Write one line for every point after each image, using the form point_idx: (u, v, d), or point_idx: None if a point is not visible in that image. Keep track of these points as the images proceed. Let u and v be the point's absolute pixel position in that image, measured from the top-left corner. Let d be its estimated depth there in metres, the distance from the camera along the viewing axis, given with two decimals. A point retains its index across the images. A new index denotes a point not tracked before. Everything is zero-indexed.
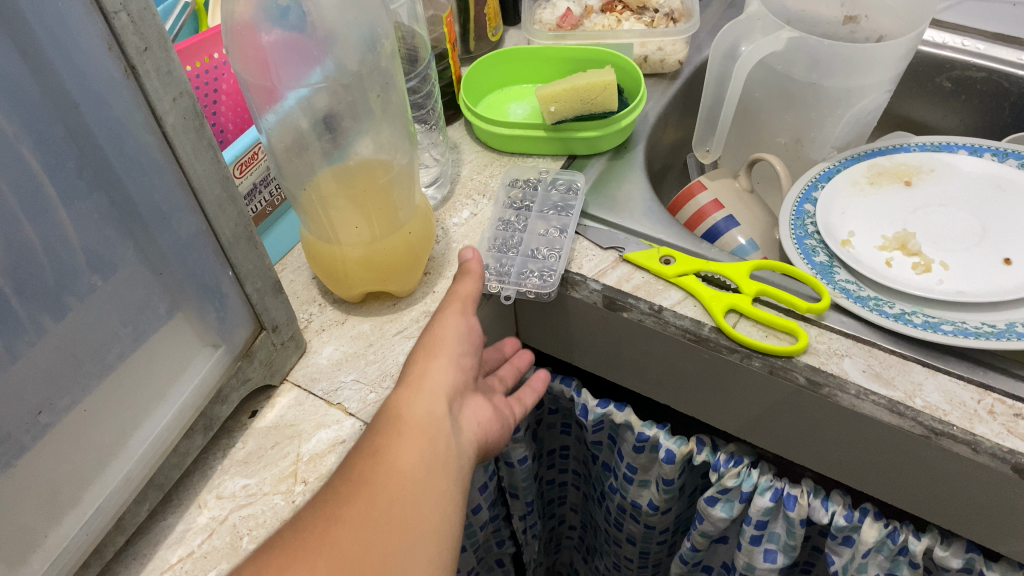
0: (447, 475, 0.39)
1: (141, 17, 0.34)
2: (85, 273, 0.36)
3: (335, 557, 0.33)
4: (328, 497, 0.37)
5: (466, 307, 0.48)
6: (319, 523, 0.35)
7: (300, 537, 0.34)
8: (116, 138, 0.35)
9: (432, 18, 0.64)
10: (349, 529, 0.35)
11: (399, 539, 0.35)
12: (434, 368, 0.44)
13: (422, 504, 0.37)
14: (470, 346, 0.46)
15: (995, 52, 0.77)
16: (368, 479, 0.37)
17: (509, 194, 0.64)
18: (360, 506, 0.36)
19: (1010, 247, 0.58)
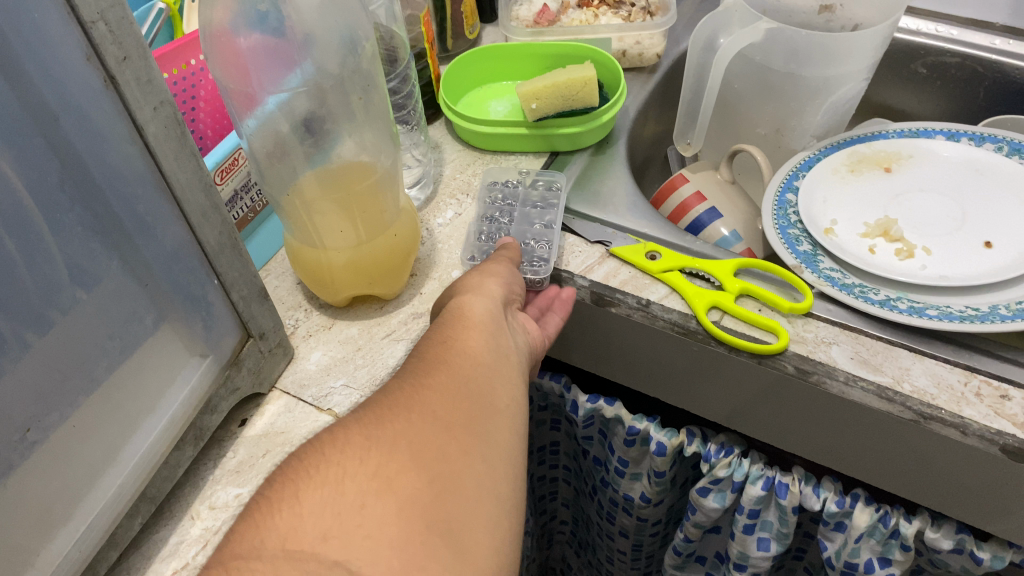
0: (512, 364, 0.43)
1: (120, 26, 0.34)
2: (69, 287, 0.36)
3: (426, 412, 0.37)
4: (409, 372, 0.40)
5: (513, 263, 0.52)
6: (406, 388, 0.38)
7: (392, 397, 0.38)
8: (98, 150, 0.35)
9: (410, 17, 0.63)
10: (433, 392, 0.38)
11: (479, 409, 0.38)
12: (489, 279, 0.49)
13: (494, 384, 0.40)
14: (519, 285, 0.51)
15: (968, 37, 0.78)
16: (447, 359, 0.40)
17: (493, 188, 0.64)
18: (441, 376, 0.39)
19: (991, 230, 0.59)
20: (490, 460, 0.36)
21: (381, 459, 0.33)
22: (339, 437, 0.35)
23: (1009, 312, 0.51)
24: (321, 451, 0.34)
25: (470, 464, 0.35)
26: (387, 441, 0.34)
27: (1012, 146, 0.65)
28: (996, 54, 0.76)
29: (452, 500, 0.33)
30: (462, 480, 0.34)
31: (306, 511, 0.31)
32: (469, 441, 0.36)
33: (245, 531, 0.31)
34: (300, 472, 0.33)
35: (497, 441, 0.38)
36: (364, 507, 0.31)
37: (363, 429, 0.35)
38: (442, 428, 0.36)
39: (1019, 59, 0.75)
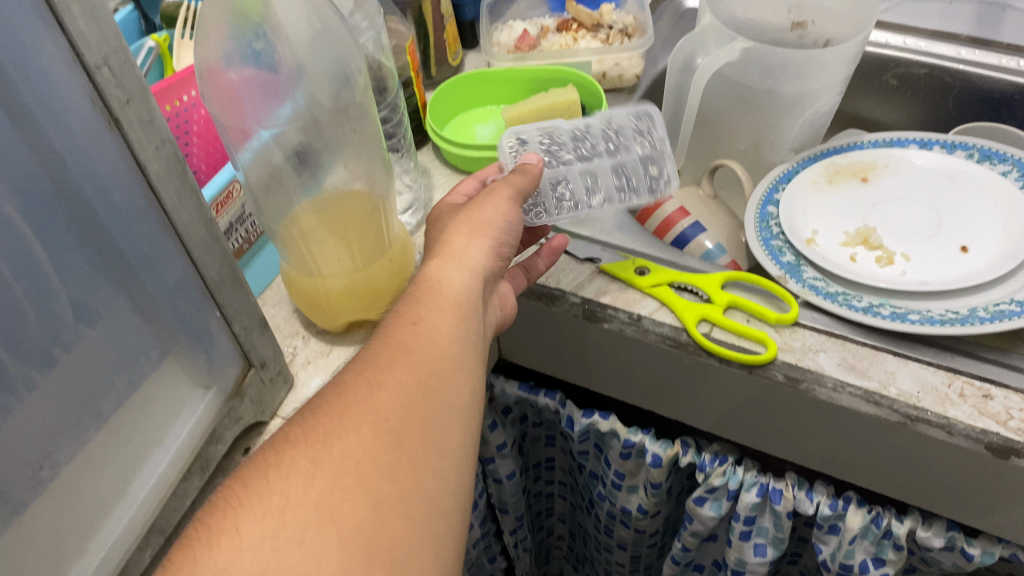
0: (474, 352, 0.43)
1: (122, 70, 0.35)
2: (78, 325, 0.36)
3: (379, 423, 0.36)
4: (368, 362, 0.40)
5: (516, 197, 0.51)
6: (362, 386, 0.38)
7: (346, 396, 0.37)
8: (103, 191, 0.36)
9: (395, 47, 0.65)
10: (389, 394, 0.37)
11: (435, 412, 0.38)
12: (473, 245, 0.48)
13: (454, 382, 0.40)
14: (511, 232, 0.50)
15: (935, 48, 0.80)
16: (409, 350, 0.40)
17: (634, 127, 0.61)
18: (399, 373, 0.39)
19: (966, 235, 0.61)
20: (439, 473, 0.36)
21: (327, 486, 0.33)
22: (286, 456, 0.34)
23: (987, 314, 0.52)
24: (265, 471, 0.33)
25: (419, 482, 0.35)
26: (334, 464, 0.34)
27: (983, 152, 0.67)
28: (962, 63, 0.78)
29: (397, 526, 0.33)
30: (410, 501, 0.34)
31: (245, 546, 0.30)
32: (420, 454, 0.36)
33: (181, 563, 0.30)
34: (242, 499, 0.32)
35: (450, 447, 0.38)
36: (305, 543, 0.31)
37: (311, 448, 0.34)
38: (394, 443, 0.35)
39: (985, 67, 0.77)
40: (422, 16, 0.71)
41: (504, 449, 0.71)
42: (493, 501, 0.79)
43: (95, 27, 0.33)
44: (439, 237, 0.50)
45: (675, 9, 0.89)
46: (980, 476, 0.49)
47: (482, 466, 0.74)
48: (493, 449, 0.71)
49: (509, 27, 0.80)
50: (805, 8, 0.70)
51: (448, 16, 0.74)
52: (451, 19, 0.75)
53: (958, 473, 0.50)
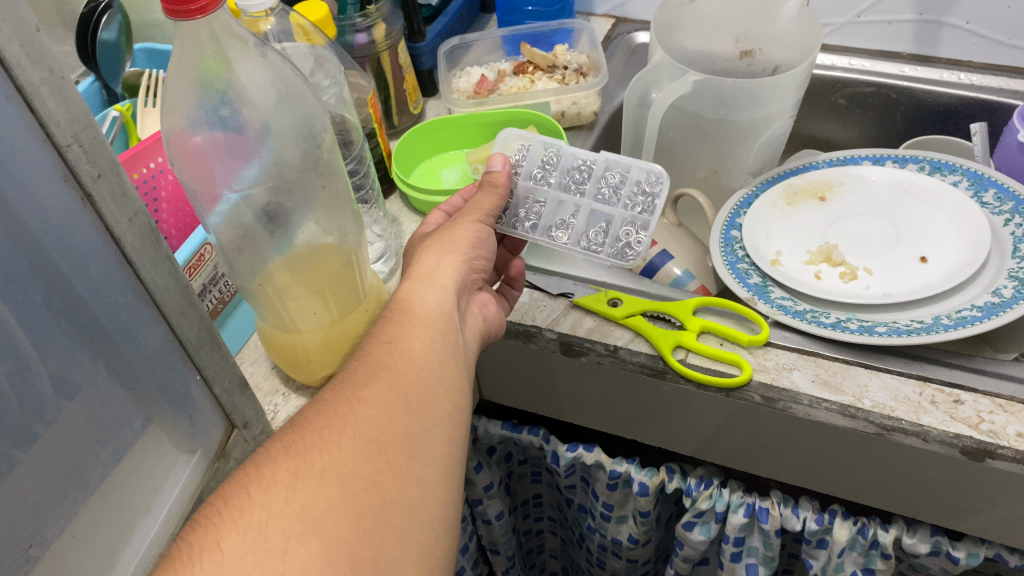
0: (453, 364, 0.44)
1: (92, 146, 0.35)
2: (60, 400, 0.36)
3: (360, 434, 0.37)
4: (348, 378, 0.41)
5: (484, 215, 0.54)
6: (342, 401, 0.39)
7: (326, 411, 0.38)
8: (79, 265, 0.36)
9: (357, 100, 0.66)
10: (368, 407, 0.38)
11: (416, 422, 0.39)
12: (445, 265, 0.50)
13: (432, 393, 0.41)
14: (484, 247, 0.53)
15: (879, 68, 0.83)
16: (386, 365, 0.41)
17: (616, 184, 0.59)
18: (378, 387, 0.40)
19: (923, 245, 0.63)
20: (422, 482, 0.37)
21: (309, 497, 0.34)
22: (267, 470, 0.35)
23: (950, 321, 0.54)
24: (246, 487, 0.34)
25: (401, 491, 0.36)
26: (316, 475, 0.35)
27: (933, 164, 0.69)
28: (906, 81, 0.81)
29: (379, 536, 0.34)
30: (393, 511, 0.35)
31: (226, 561, 0.31)
32: (402, 464, 0.37)
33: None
34: (223, 515, 0.33)
35: (432, 457, 0.39)
36: (287, 555, 0.32)
37: (292, 461, 0.35)
38: (375, 454, 0.36)
39: (929, 83, 0.80)
40: (381, 68, 0.72)
41: (491, 489, 0.72)
42: (484, 542, 0.79)
43: (64, 106, 0.33)
44: (413, 261, 0.52)
45: (627, 45, 0.92)
46: (958, 481, 0.51)
47: (470, 508, 0.74)
48: (480, 490, 0.71)
49: (468, 72, 0.83)
50: (753, 37, 0.73)
51: (406, 67, 0.75)
52: (410, 69, 0.76)
53: (937, 479, 0.52)
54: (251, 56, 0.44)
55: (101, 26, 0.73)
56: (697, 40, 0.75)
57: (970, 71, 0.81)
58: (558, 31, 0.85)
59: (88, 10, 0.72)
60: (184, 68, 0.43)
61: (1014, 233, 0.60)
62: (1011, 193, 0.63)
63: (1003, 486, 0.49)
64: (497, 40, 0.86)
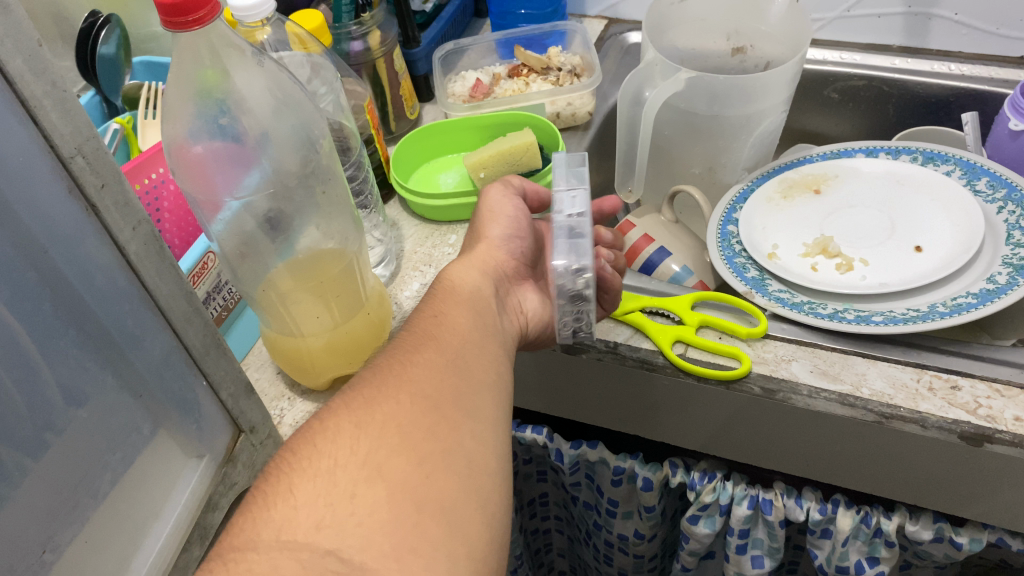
0: (494, 339, 0.48)
1: (95, 156, 0.36)
2: (69, 408, 0.37)
3: (416, 391, 0.40)
4: (400, 348, 0.44)
5: (507, 185, 0.58)
6: (397, 365, 0.42)
7: (382, 373, 0.41)
8: (85, 274, 0.37)
9: (354, 107, 0.67)
10: (423, 368, 0.42)
11: (466, 384, 0.42)
12: (482, 248, 0.54)
13: (478, 360, 0.44)
14: (522, 230, 0.56)
15: (870, 60, 0.84)
16: (435, 336, 0.45)
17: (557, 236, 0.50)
18: (428, 354, 0.43)
19: (919, 234, 0.63)
20: (478, 435, 0.40)
21: (372, 446, 0.37)
22: (331, 426, 0.38)
23: (946, 309, 0.54)
24: (312, 443, 0.37)
25: (459, 441, 0.38)
26: (377, 426, 0.38)
27: (926, 155, 0.70)
28: (897, 73, 0.82)
29: (442, 478, 0.36)
30: (453, 457, 0.37)
31: (300, 504, 0.34)
32: (457, 417, 0.40)
33: (244, 523, 0.34)
34: (294, 466, 0.36)
35: (484, 415, 0.41)
36: (356, 497, 0.34)
37: (354, 416, 0.38)
38: (431, 409, 0.39)
39: (920, 75, 0.81)
40: (377, 75, 0.73)
41: None
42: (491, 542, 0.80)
43: (67, 119, 0.34)
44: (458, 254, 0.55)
45: (620, 45, 0.92)
46: (958, 466, 0.51)
47: None
48: None
49: (463, 77, 0.83)
50: (743, 35, 0.74)
51: (402, 73, 0.76)
52: (406, 75, 0.77)
53: (937, 466, 0.52)
54: (248, 66, 0.45)
55: (100, 41, 0.73)
56: (689, 38, 0.76)
57: (960, 62, 0.81)
58: (551, 34, 0.86)
59: (87, 26, 0.73)
60: (183, 80, 0.44)
61: (1008, 220, 0.61)
62: (1003, 180, 0.64)
63: (1002, 470, 0.50)
64: (492, 43, 0.87)
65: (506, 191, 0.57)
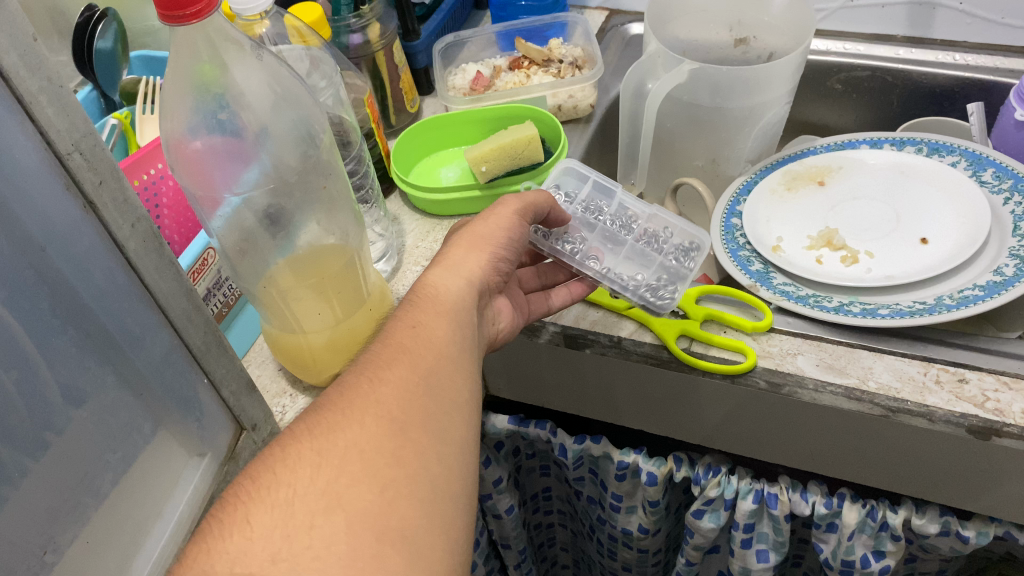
0: (469, 352, 0.46)
1: (93, 153, 0.36)
2: (68, 408, 0.36)
3: (382, 413, 0.39)
4: (371, 360, 0.43)
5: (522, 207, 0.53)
6: (365, 381, 0.41)
7: (349, 391, 0.40)
8: (83, 273, 0.36)
9: (354, 100, 0.66)
10: (391, 387, 0.41)
11: (435, 403, 0.41)
12: (474, 259, 0.51)
13: (451, 375, 0.43)
14: (513, 247, 0.53)
15: (874, 51, 0.83)
16: (408, 348, 0.43)
17: (664, 228, 0.60)
18: (400, 369, 0.42)
19: (924, 227, 0.63)
20: (443, 458, 0.39)
21: (332, 474, 0.36)
22: (292, 451, 0.37)
23: (953, 301, 0.54)
24: (272, 467, 0.37)
25: (424, 465, 0.38)
26: (339, 453, 0.37)
27: (931, 145, 0.69)
28: (902, 63, 0.81)
29: (405, 506, 0.36)
30: (416, 482, 0.37)
31: (256, 536, 0.33)
32: (423, 440, 0.39)
33: (197, 552, 0.33)
34: (253, 493, 0.36)
35: (453, 435, 0.41)
36: (313, 529, 0.34)
37: (316, 441, 0.38)
38: (398, 432, 0.38)
39: (924, 65, 0.80)
40: (377, 68, 0.73)
41: (500, 484, 0.72)
42: (495, 537, 0.80)
43: (64, 115, 0.33)
44: (440, 250, 0.53)
45: (621, 37, 0.92)
46: (966, 460, 0.51)
47: (481, 503, 0.75)
48: (490, 485, 0.71)
49: (464, 70, 0.83)
50: (745, 26, 0.73)
51: (401, 66, 0.75)
52: (406, 68, 0.77)
53: (945, 460, 0.52)
54: (246, 60, 0.45)
55: (97, 36, 0.73)
56: (691, 29, 0.75)
57: (965, 52, 0.81)
58: (552, 25, 0.85)
59: (83, 20, 0.73)
60: (181, 75, 0.43)
61: (1014, 211, 0.60)
62: (1009, 171, 0.63)
63: (1010, 464, 0.49)
64: (492, 35, 0.86)
65: (521, 213, 0.53)
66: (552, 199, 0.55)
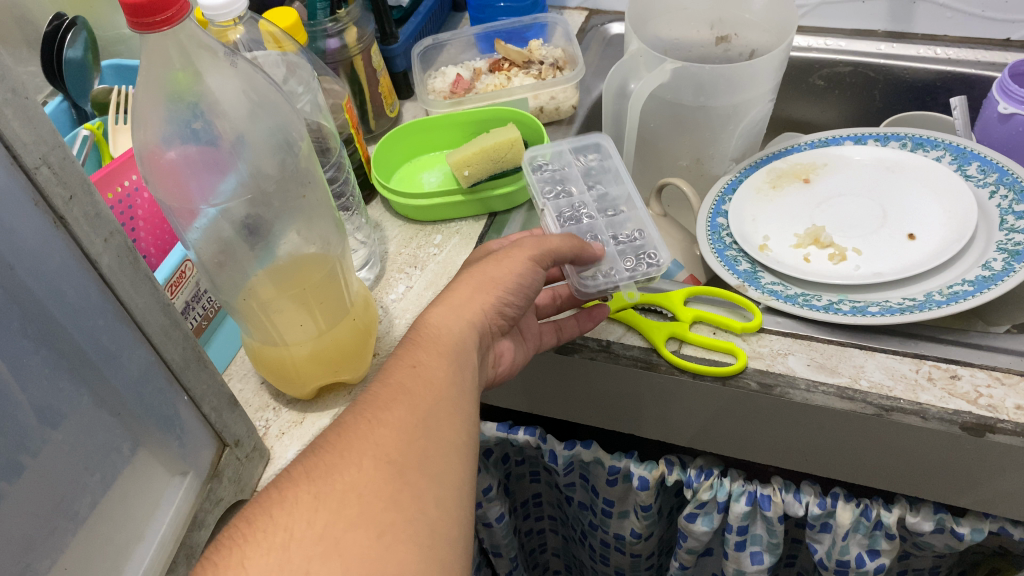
0: (470, 391, 0.45)
1: (62, 166, 0.34)
2: (44, 430, 0.35)
3: (379, 456, 0.38)
4: (369, 402, 0.42)
5: (536, 256, 0.51)
6: (363, 423, 0.40)
7: (347, 433, 0.40)
8: (56, 290, 0.35)
9: (333, 105, 0.65)
10: (389, 429, 0.40)
11: (434, 445, 0.40)
12: (471, 297, 0.50)
13: (450, 417, 0.42)
14: (523, 290, 0.51)
15: (856, 46, 0.83)
16: (408, 388, 0.42)
17: (543, 180, 0.64)
18: (399, 410, 0.41)
19: (912, 223, 0.62)
20: (441, 501, 0.38)
21: (330, 518, 0.35)
22: (289, 493, 0.37)
23: (942, 297, 0.53)
24: (269, 510, 0.36)
25: (422, 509, 0.37)
26: (336, 496, 0.36)
27: (915, 140, 0.69)
28: (883, 58, 0.81)
29: (402, 550, 0.35)
30: (413, 527, 0.36)
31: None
32: (421, 483, 0.38)
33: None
34: (248, 536, 0.35)
35: (450, 478, 0.39)
36: (309, 575, 0.33)
37: (313, 484, 0.37)
38: (395, 475, 0.38)
39: (906, 59, 0.80)
40: (355, 73, 0.72)
41: (490, 492, 0.71)
42: (486, 545, 0.79)
43: (30, 127, 0.32)
44: (447, 286, 0.52)
45: (602, 37, 0.91)
46: (960, 457, 0.50)
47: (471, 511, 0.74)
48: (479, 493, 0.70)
49: (444, 72, 0.82)
50: (727, 23, 0.72)
51: (380, 70, 0.74)
52: (384, 72, 0.76)
53: (938, 457, 0.51)
54: (221, 66, 0.43)
55: (66, 44, 0.71)
56: (672, 28, 0.74)
57: (945, 46, 0.81)
58: (532, 27, 0.84)
59: (51, 30, 0.71)
60: (153, 84, 0.42)
61: (1000, 205, 0.60)
62: (993, 164, 0.63)
63: (1003, 460, 0.49)
64: (471, 38, 0.85)
65: (534, 258, 0.51)
66: (576, 241, 0.53)
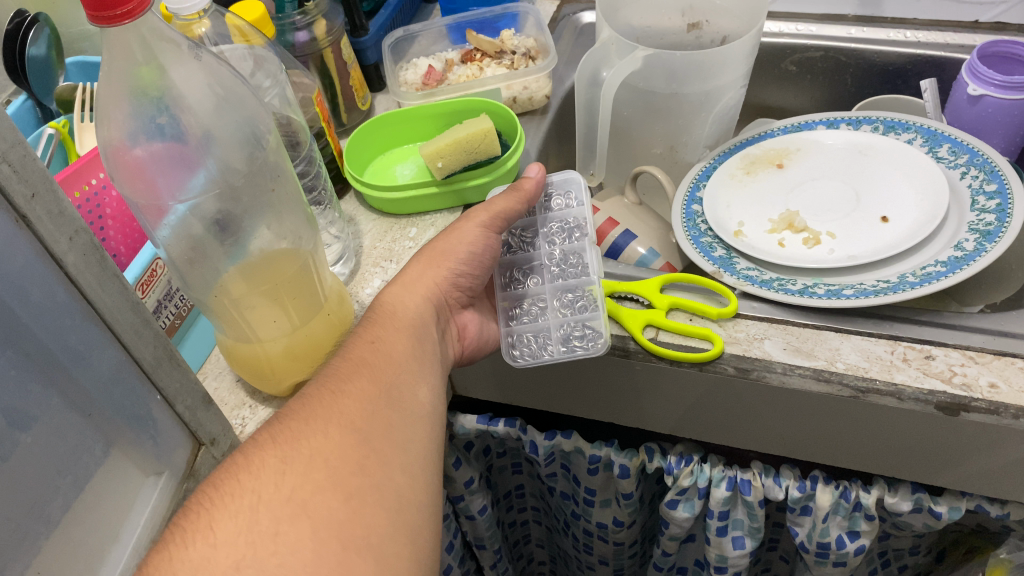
0: (429, 367, 0.46)
1: (21, 163, 0.34)
2: (11, 433, 0.34)
3: (344, 423, 0.39)
4: (331, 375, 0.42)
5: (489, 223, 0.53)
6: (328, 395, 0.40)
7: (311, 402, 0.40)
8: (19, 292, 0.34)
9: (302, 100, 0.64)
10: (353, 400, 0.40)
11: (397, 414, 0.41)
12: (429, 276, 0.51)
13: (412, 390, 0.43)
14: (477, 261, 0.53)
15: (826, 31, 0.83)
16: (369, 362, 0.43)
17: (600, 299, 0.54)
18: (361, 382, 0.41)
19: (878, 204, 0.63)
20: (407, 469, 0.39)
21: (297, 481, 0.35)
22: (256, 458, 0.36)
23: (916, 279, 0.54)
24: (235, 474, 0.36)
25: (388, 476, 0.37)
26: (303, 461, 0.36)
27: (887, 123, 0.69)
28: (854, 42, 0.81)
29: (370, 514, 0.35)
30: (380, 492, 0.37)
31: (219, 541, 0.33)
32: (387, 450, 0.39)
33: (159, 561, 0.32)
34: (215, 500, 0.34)
35: (415, 446, 0.40)
36: (279, 535, 0.33)
37: (280, 449, 0.37)
38: (360, 442, 0.38)
39: (877, 43, 0.81)
40: (325, 66, 0.71)
41: (473, 484, 0.70)
42: (469, 538, 0.79)
43: None
44: (399, 268, 0.53)
45: (574, 26, 0.91)
46: (936, 436, 0.51)
47: (452, 505, 0.73)
48: (461, 487, 0.69)
49: (415, 64, 0.81)
50: (698, 10, 0.72)
51: (350, 63, 0.74)
52: (355, 64, 0.75)
53: (914, 437, 0.52)
54: (184, 60, 0.43)
55: (30, 41, 0.70)
56: (644, 15, 0.74)
57: (916, 28, 0.81)
58: (503, 16, 0.84)
59: (13, 27, 0.70)
60: (118, 79, 0.41)
61: (971, 185, 0.60)
62: (964, 146, 0.63)
63: (978, 438, 0.49)
64: (442, 29, 0.85)
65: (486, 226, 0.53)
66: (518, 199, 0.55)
